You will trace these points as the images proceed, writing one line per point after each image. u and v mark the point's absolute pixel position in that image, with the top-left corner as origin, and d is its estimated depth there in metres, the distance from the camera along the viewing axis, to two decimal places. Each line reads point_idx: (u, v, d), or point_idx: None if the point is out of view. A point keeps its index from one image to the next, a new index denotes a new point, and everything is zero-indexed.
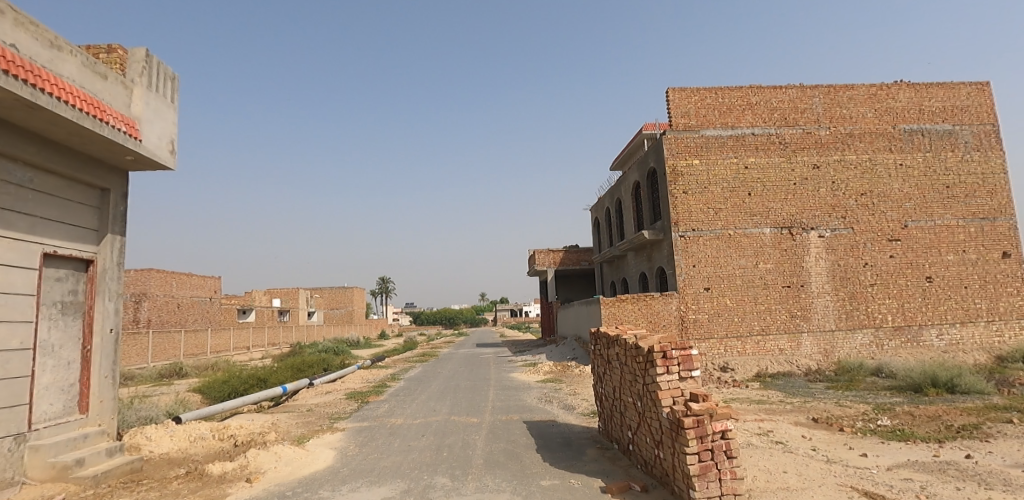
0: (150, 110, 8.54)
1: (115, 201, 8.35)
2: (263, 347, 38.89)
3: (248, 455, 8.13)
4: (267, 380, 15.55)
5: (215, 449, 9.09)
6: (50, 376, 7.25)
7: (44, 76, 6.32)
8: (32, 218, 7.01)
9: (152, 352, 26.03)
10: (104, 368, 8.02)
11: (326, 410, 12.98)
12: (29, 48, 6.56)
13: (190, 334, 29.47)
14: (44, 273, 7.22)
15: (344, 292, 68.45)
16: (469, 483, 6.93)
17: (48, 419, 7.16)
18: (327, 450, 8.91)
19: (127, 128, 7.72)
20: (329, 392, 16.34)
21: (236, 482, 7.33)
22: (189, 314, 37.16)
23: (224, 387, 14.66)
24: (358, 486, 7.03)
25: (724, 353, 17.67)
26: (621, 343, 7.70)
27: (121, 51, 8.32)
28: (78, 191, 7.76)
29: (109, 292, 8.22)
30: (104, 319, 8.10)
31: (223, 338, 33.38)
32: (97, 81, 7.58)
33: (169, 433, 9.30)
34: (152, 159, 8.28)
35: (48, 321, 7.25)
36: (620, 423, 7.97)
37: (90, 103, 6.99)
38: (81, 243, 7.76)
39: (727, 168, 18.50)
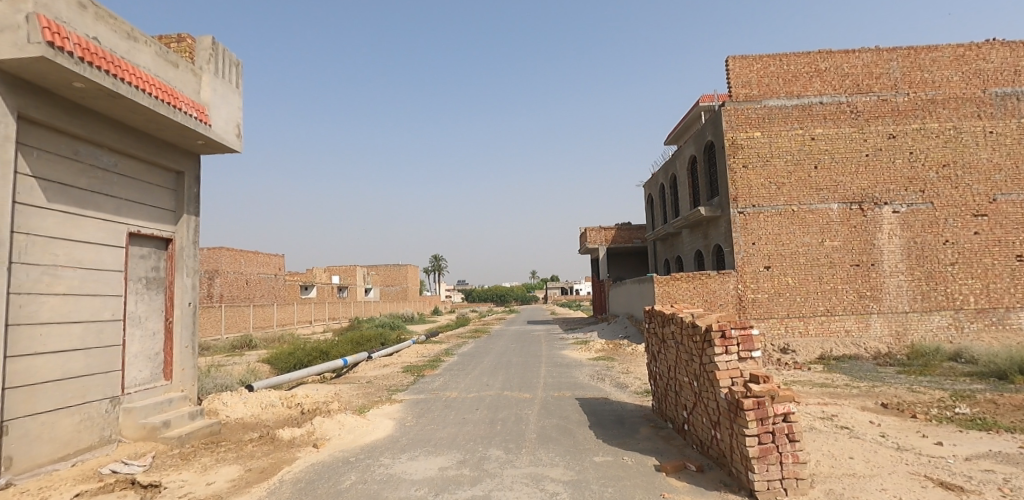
0: (217, 96, 8.97)
1: (189, 183, 8.88)
2: (324, 321, 40.63)
3: (315, 422, 8.60)
4: (329, 353, 16.35)
5: (285, 416, 9.68)
6: (140, 344, 7.91)
7: (123, 67, 6.71)
8: (119, 201, 7.56)
9: (224, 324, 27.81)
10: (184, 339, 8.65)
11: (385, 383, 13.53)
12: (108, 40, 6.98)
13: (258, 309, 31.23)
14: (131, 251, 7.80)
15: (399, 270, 70.41)
16: (523, 456, 7.09)
17: (138, 385, 7.81)
18: (386, 421, 9.30)
19: (198, 114, 8.15)
20: (387, 365, 17.03)
21: (304, 447, 7.80)
22: (256, 290, 39.27)
23: (290, 359, 15.53)
24: (417, 455, 7.32)
25: (785, 334, 17.11)
26: (677, 321, 7.54)
27: (190, 39, 8.74)
28: (157, 175, 8.28)
29: (187, 269, 8.80)
30: (183, 294, 8.71)
31: (288, 312, 35.19)
32: (169, 70, 8.00)
33: (243, 400, 9.97)
34: (221, 143, 8.73)
35: (136, 294, 7.88)
36: (674, 402, 7.92)
37: (164, 90, 7.41)
38: (160, 223, 8.33)
39: (792, 139, 17.62)
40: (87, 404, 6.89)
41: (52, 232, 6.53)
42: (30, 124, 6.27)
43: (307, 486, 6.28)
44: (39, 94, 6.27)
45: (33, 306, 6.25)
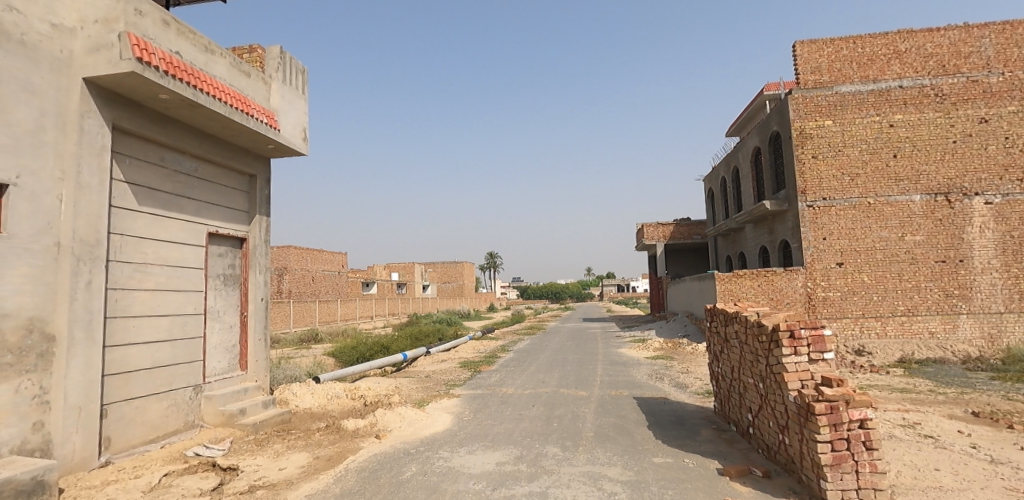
0: (285, 102, 9.40)
1: (260, 185, 9.36)
2: (384, 316, 41.89)
3: (377, 414, 8.89)
4: (389, 347, 16.84)
5: (349, 407, 10.06)
6: (218, 336, 8.43)
7: (201, 78, 7.15)
8: (199, 203, 8.07)
9: (292, 319, 29.18)
10: (257, 332, 9.14)
11: (443, 377, 13.80)
12: (188, 53, 7.45)
13: (323, 304, 32.58)
14: (210, 250, 8.32)
15: (455, 267, 71.57)
16: (580, 454, 7.05)
17: (217, 374, 8.34)
18: (444, 414, 9.49)
19: (268, 119, 8.57)
20: (444, 360, 17.37)
21: (367, 437, 8.08)
22: (321, 286, 40.98)
23: (353, 352, 16.12)
24: (474, 449, 7.43)
25: (860, 335, 16.19)
26: (741, 320, 7.28)
27: (260, 49, 9.21)
28: (232, 178, 8.79)
29: (259, 266, 9.30)
30: (256, 290, 9.20)
31: (350, 307, 36.51)
32: (242, 79, 8.46)
33: (311, 391, 10.43)
34: (289, 147, 9.15)
35: (215, 290, 8.40)
36: (738, 404, 7.65)
37: (238, 99, 7.84)
38: (235, 223, 8.83)
39: (867, 127, 16.62)
40: (173, 392, 7.41)
41: (141, 232, 7.04)
42: (123, 133, 6.79)
43: (370, 475, 6.50)
44: (131, 106, 6.78)
45: (126, 300, 6.77)
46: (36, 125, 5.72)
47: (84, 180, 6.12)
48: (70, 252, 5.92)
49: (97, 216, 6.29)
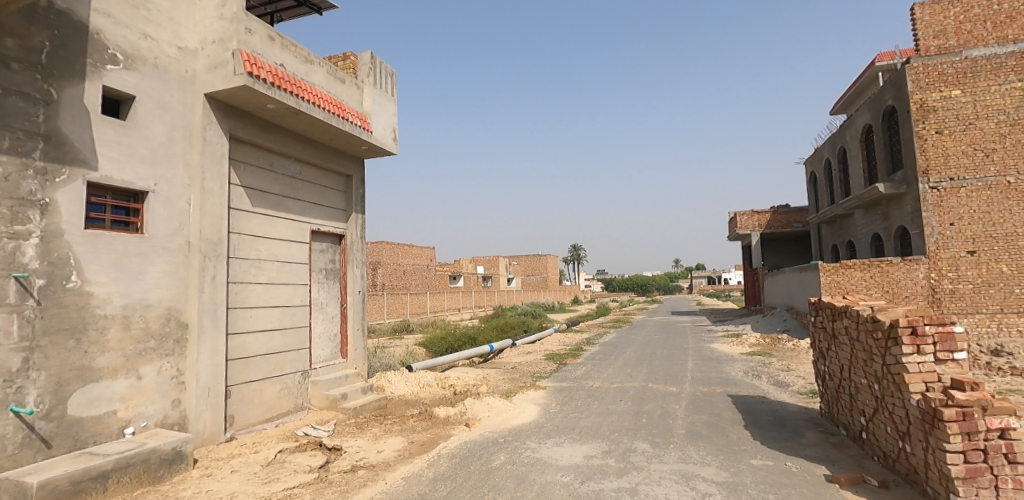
0: (376, 105, 9.82)
1: (356, 184, 9.88)
2: (470, 308, 42.96)
3: (466, 403, 9.14)
4: (476, 339, 17.24)
5: (440, 395, 10.42)
6: (322, 326, 9.03)
7: (302, 87, 7.63)
8: (303, 203, 8.66)
9: (386, 310, 30.69)
10: (356, 323, 9.69)
11: (529, 369, 13.92)
12: (291, 65, 7.97)
13: (413, 297, 33.95)
14: (313, 246, 8.92)
15: (539, 259, 71.89)
16: (672, 452, 6.85)
17: (321, 361, 8.96)
18: (531, 406, 9.57)
19: (362, 122, 9.00)
20: (530, 352, 17.50)
21: (457, 425, 8.33)
22: (411, 279, 42.74)
23: (443, 343, 16.66)
24: (561, 441, 7.43)
25: (996, 333, 14.44)
26: (852, 315, 6.73)
27: (352, 56, 9.68)
28: (330, 178, 9.34)
29: (356, 261, 9.84)
30: (354, 283, 9.75)
31: (439, 300, 37.78)
32: (337, 86, 8.94)
33: (404, 379, 10.92)
34: (381, 148, 9.57)
35: (318, 284, 8.99)
36: (849, 407, 7.08)
37: (334, 105, 8.29)
38: (335, 221, 9.39)
39: (1006, 95, 14.77)
40: (285, 376, 8.04)
41: (255, 230, 7.65)
42: (238, 141, 7.41)
43: (461, 461, 6.69)
44: (244, 116, 7.38)
45: (243, 292, 7.40)
46: (167, 137, 6.37)
47: (208, 185, 6.74)
48: (198, 249, 6.56)
49: (218, 217, 6.91)
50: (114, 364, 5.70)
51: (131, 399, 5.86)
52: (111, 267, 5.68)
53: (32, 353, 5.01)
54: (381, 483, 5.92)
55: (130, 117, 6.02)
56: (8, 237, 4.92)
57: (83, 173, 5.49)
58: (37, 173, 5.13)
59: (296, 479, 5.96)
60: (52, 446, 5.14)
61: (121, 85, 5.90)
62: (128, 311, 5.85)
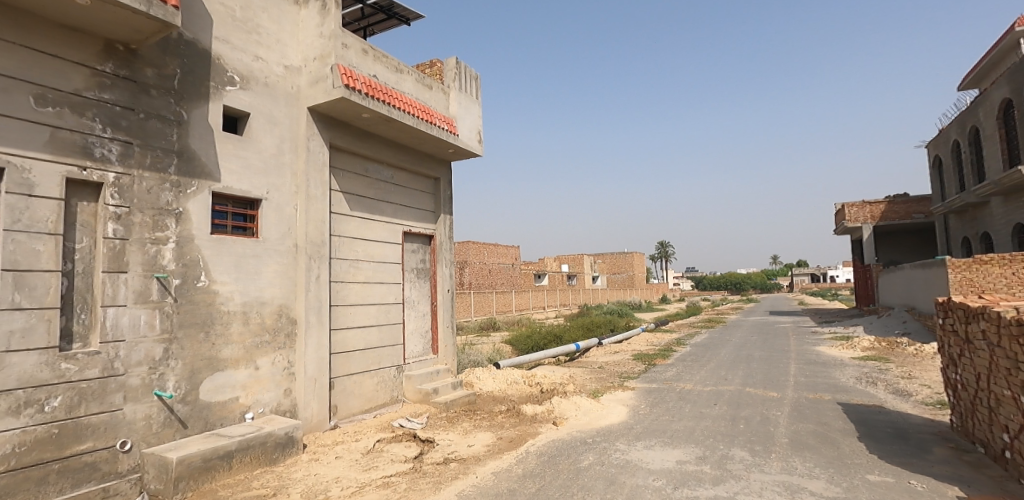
0: (462, 109, 10.13)
1: (444, 186, 10.25)
2: (555, 307, 43.02)
3: (554, 402, 9.21)
4: (562, 338, 17.26)
5: (527, 393, 10.56)
6: (414, 323, 9.47)
7: (393, 95, 8.03)
8: (396, 205, 9.12)
9: (473, 308, 31.50)
10: (445, 320, 10.06)
11: (617, 369, 13.73)
12: (383, 75, 8.42)
13: (499, 295, 34.54)
14: (405, 246, 9.38)
15: (625, 257, 70.55)
16: (773, 462, 6.51)
17: (414, 356, 9.40)
18: (620, 407, 9.46)
19: (448, 126, 9.32)
20: (617, 351, 17.25)
21: (545, 423, 8.41)
22: (497, 278, 43.51)
23: (530, 341, 16.84)
24: (653, 445, 7.29)
25: None
26: (991, 318, 6.06)
27: (438, 63, 10.05)
28: (420, 181, 9.77)
29: (445, 260, 10.21)
30: (444, 282, 10.12)
31: (524, 298, 38.15)
32: (425, 92, 9.32)
33: (492, 375, 11.18)
34: (467, 150, 9.86)
35: (410, 282, 9.44)
36: (988, 421, 6.37)
37: (422, 110, 8.66)
38: (425, 222, 9.81)
39: None
40: (381, 370, 8.52)
41: (353, 233, 8.17)
42: (337, 150, 7.96)
43: (550, 459, 6.76)
44: (342, 126, 7.91)
45: (344, 290, 7.94)
46: (277, 149, 6.98)
47: (312, 191, 7.29)
48: (305, 251, 7.14)
49: (322, 221, 7.45)
50: (236, 355, 6.33)
51: (251, 386, 6.49)
52: (232, 267, 6.32)
53: (171, 343, 5.67)
54: (471, 477, 6.12)
55: (245, 132, 6.66)
56: (152, 242, 5.55)
57: (209, 184, 6.14)
58: (173, 186, 5.78)
59: (393, 468, 6.30)
60: (188, 426, 5.81)
61: (238, 104, 6.54)
62: (247, 308, 6.48)
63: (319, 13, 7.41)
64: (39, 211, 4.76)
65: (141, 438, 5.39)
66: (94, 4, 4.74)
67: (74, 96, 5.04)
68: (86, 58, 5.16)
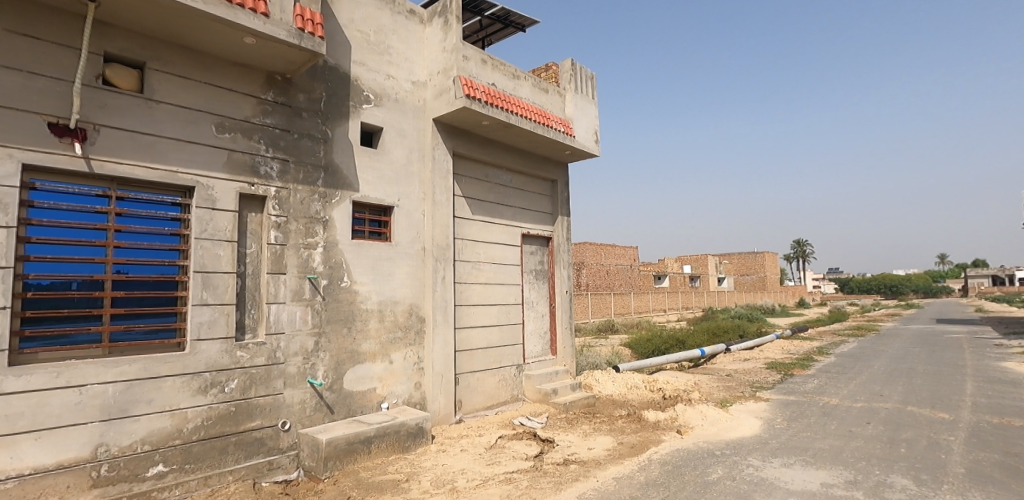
0: (578, 110, 10.18)
1: (561, 188, 10.38)
2: (677, 310, 41.41)
3: (678, 409, 8.93)
4: (686, 342, 16.60)
5: (649, 398, 10.33)
6: (533, 323, 9.71)
7: (511, 101, 8.31)
8: (514, 208, 9.42)
9: (591, 310, 31.39)
10: (564, 321, 10.17)
11: (748, 378, 12.92)
12: (501, 82, 8.74)
13: (618, 296, 34.01)
14: (524, 248, 9.65)
15: (755, 258, 65.94)
16: (944, 494, 5.76)
17: (533, 356, 9.64)
18: (752, 419, 8.91)
19: (565, 128, 9.42)
20: (747, 359, 16.21)
21: (669, 431, 8.18)
22: (616, 279, 42.86)
23: (650, 345, 16.42)
24: (792, 463, 6.79)
25: None
26: None
27: (554, 66, 10.21)
28: (537, 184, 9.99)
29: (563, 262, 10.32)
30: (562, 283, 10.23)
31: (644, 300, 37.19)
32: (541, 96, 9.52)
33: (612, 378, 11.10)
34: (584, 151, 9.88)
35: (529, 284, 9.68)
36: None
37: (539, 114, 8.84)
38: (543, 224, 10.01)
39: None
40: (503, 368, 8.84)
41: (475, 236, 8.58)
42: (459, 157, 8.41)
43: (674, 469, 6.57)
44: (464, 135, 8.34)
45: (467, 291, 8.36)
46: (406, 160, 7.55)
47: (438, 197, 7.77)
48: (432, 254, 7.63)
49: (447, 225, 7.92)
50: (374, 350, 6.95)
51: (386, 378, 7.08)
52: (369, 269, 6.96)
53: (320, 337, 6.37)
54: (592, 480, 6.15)
55: (379, 145, 7.29)
56: (305, 247, 6.29)
57: (349, 194, 6.81)
58: (321, 196, 6.50)
59: (515, 465, 6.53)
60: (335, 411, 6.49)
61: (373, 120, 7.18)
62: (382, 306, 7.08)
63: (442, 29, 7.88)
64: (220, 223, 5.60)
65: (298, 420, 6.13)
66: (258, 42, 5.48)
67: (244, 122, 5.87)
68: (253, 90, 5.99)
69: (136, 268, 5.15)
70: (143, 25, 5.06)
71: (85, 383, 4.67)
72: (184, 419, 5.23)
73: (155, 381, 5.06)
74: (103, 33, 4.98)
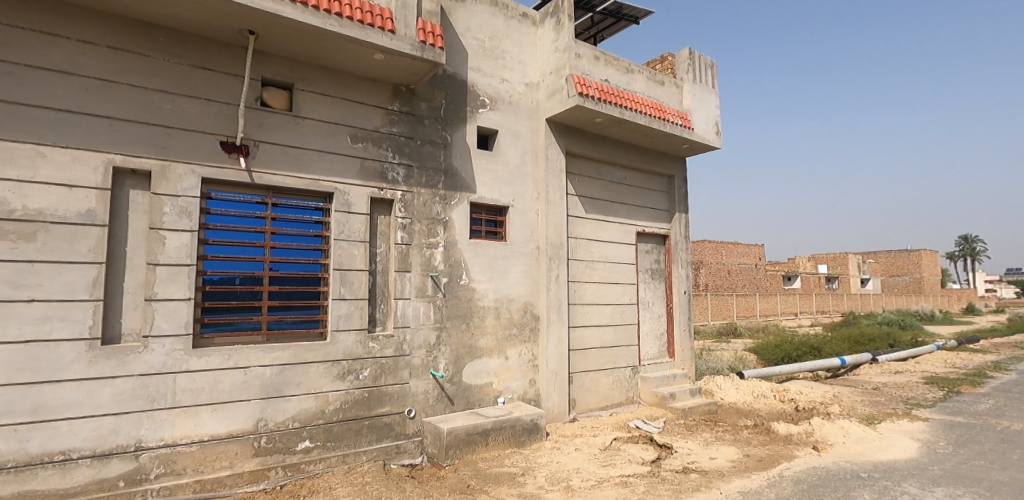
0: (696, 101, 9.76)
1: (679, 184, 10.01)
2: (811, 314, 38.00)
3: (815, 423, 8.23)
4: (822, 350, 15.21)
5: (778, 409, 9.62)
6: (649, 324, 9.49)
7: (624, 97, 8.19)
8: (629, 206, 9.26)
9: (711, 311, 29.90)
10: (682, 323, 9.81)
11: (900, 393, 11.54)
12: (614, 78, 8.64)
13: (741, 298, 31.98)
14: (639, 247, 9.46)
15: (908, 257, 58.53)
16: None
17: (649, 358, 9.42)
18: (905, 439, 7.95)
19: (682, 120, 9.07)
20: (898, 371, 14.47)
21: (804, 447, 7.57)
22: (738, 280, 40.33)
23: (779, 352, 15.27)
24: (959, 494, 5.98)
25: None
26: None
27: (670, 57, 9.91)
28: (653, 180, 9.73)
29: (681, 261, 9.94)
30: (680, 283, 9.86)
31: (771, 303, 34.62)
32: (656, 89, 9.26)
33: (736, 385, 10.51)
34: (703, 144, 9.45)
35: (644, 283, 9.48)
36: None
37: (654, 108, 8.61)
38: (659, 222, 9.74)
39: None
40: (617, 369, 8.74)
41: (589, 235, 8.57)
42: (572, 156, 8.46)
43: (810, 489, 6.08)
44: (577, 133, 8.37)
45: (581, 290, 8.38)
46: (520, 161, 7.75)
47: (551, 197, 7.88)
48: (545, 252, 7.76)
49: (560, 224, 7.99)
50: (490, 345, 7.21)
51: (502, 374, 7.32)
52: (486, 268, 7.24)
53: (441, 331, 6.75)
54: (715, 492, 5.89)
55: (494, 147, 7.55)
56: (427, 246, 6.70)
57: (467, 196, 7.14)
58: (441, 199, 6.88)
59: (631, 468, 6.44)
60: (455, 403, 6.84)
61: (488, 123, 7.46)
62: (498, 303, 7.33)
63: (554, 29, 7.97)
64: (355, 225, 6.16)
65: (422, 408, 6.54)
66: (386, 57, 5.94)
67: (374, 132, 6.40)
68: (381, 102, 6.50)
69: (286, 266, 5.82)
70: (292, 51, 5.71)
71: (248, 365, 5.37)
72: (326, 401, 5.81)
73: (303, 366, 5.69)
74: (260, 61, 5.70)
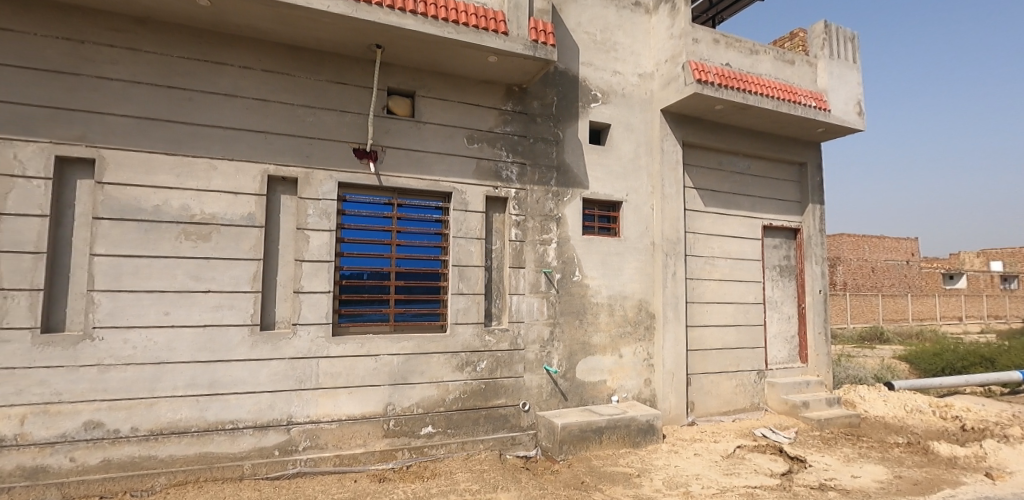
0: (833, 79, 8.90)
1: (812, 172, 9.19)
2: (981, 319, 32.92)
3: (987, 448, 7.16)
4: (995, 361, 13.14)
5: (937, 427, 8.49)
6: (777, 326, 8.85)
7: (748, 81, 7.70)
8: (753, 198, 8.69)
9: (850, 314, 27.13)
10: (817, 325, 9.01)
11: None
12: (736, 61, 8.15)
13: (889, 299, 28.59)
14: (765, 243, 8.86)
15: None
16: None
17: (778, 362, 8.79)
18: None
19: (817, 102, 8.30)
20: None
21: (973, 473, 6.62)
22: (886, 279, 36.05)
23: (938, 362, 13.43)
24: None
25: None
26: None
27: (801, 33, 9.24)
28: (781, 170, 9.04)
29: (816, 257, 9.12)
30: (814, 281, 9.05)
31: (927, 305, 30.54)
32: (785, 69, 8.60)
33: (883, 397, 9.44)
34: (843, 126, 8.57)
35: (772, 282, 8.86)
36: None
37: (783, 90, 7.99)
38: (788, 214, 9.03)
39: None
40: (741, 372, 8.26)
41: (708, 230, 8.18)
42: (690, 147, 8.13)
43: None
44: (694, 123, 8.02)
45: (700, 288, 8.03)
46: (633, 155, 7.61)
47: (667, 191, 7.64)
48: (661, 248, 7.54)
49: (677, 219, 7.72)
50: (604, 343, 7.17)
51: (616, 372, 7.24)
52: (599, 264, 7.21)
53: (555, 327, 6.84)
54: None
55: (606, 142, 7.48)
56: (541, 243, 6.82)
57: (579, 192, 7.15)
58: (554, 195, 6.96)
59: (758, 480, 6.06)
60: (568, 398, 6.90)
61: (600, 118, 7.41)
62: (612, 300, 7.26)
63: (669, 15, 7.71)
64: (472, 223, 6.43)
65: (536, 402, 6.68)
66: (500, 59, 6.14)
67: (489, 133, 6.64)
68: (495, 103, 6.73)
69: (410, 263, 6.23)
70: (414, 60, 6.11)
71: (378, 354, 5.85)
72: (446, 390, 6.16)
73: (426, 356, 6.07)
74: (386, 72, 6.16)
